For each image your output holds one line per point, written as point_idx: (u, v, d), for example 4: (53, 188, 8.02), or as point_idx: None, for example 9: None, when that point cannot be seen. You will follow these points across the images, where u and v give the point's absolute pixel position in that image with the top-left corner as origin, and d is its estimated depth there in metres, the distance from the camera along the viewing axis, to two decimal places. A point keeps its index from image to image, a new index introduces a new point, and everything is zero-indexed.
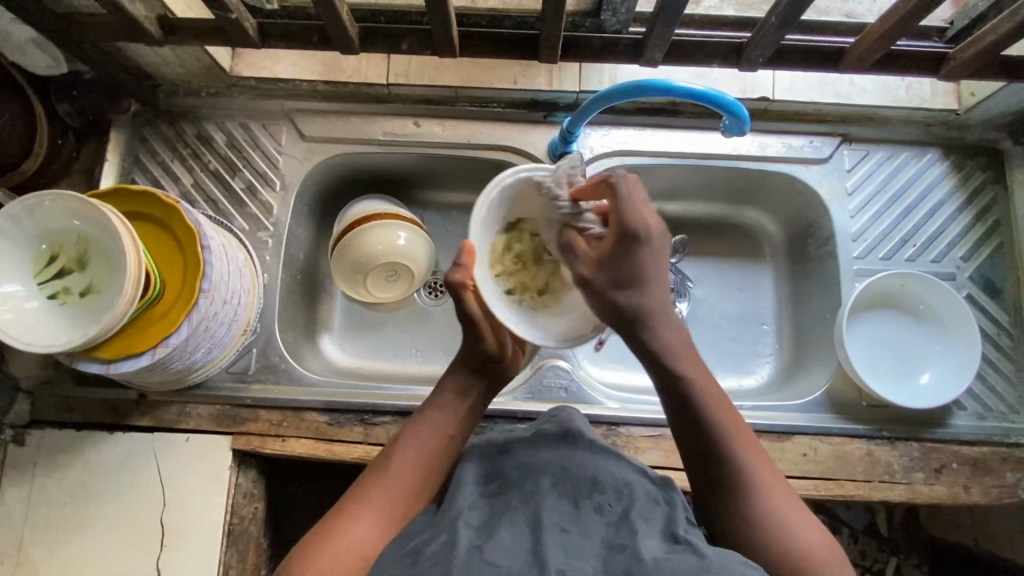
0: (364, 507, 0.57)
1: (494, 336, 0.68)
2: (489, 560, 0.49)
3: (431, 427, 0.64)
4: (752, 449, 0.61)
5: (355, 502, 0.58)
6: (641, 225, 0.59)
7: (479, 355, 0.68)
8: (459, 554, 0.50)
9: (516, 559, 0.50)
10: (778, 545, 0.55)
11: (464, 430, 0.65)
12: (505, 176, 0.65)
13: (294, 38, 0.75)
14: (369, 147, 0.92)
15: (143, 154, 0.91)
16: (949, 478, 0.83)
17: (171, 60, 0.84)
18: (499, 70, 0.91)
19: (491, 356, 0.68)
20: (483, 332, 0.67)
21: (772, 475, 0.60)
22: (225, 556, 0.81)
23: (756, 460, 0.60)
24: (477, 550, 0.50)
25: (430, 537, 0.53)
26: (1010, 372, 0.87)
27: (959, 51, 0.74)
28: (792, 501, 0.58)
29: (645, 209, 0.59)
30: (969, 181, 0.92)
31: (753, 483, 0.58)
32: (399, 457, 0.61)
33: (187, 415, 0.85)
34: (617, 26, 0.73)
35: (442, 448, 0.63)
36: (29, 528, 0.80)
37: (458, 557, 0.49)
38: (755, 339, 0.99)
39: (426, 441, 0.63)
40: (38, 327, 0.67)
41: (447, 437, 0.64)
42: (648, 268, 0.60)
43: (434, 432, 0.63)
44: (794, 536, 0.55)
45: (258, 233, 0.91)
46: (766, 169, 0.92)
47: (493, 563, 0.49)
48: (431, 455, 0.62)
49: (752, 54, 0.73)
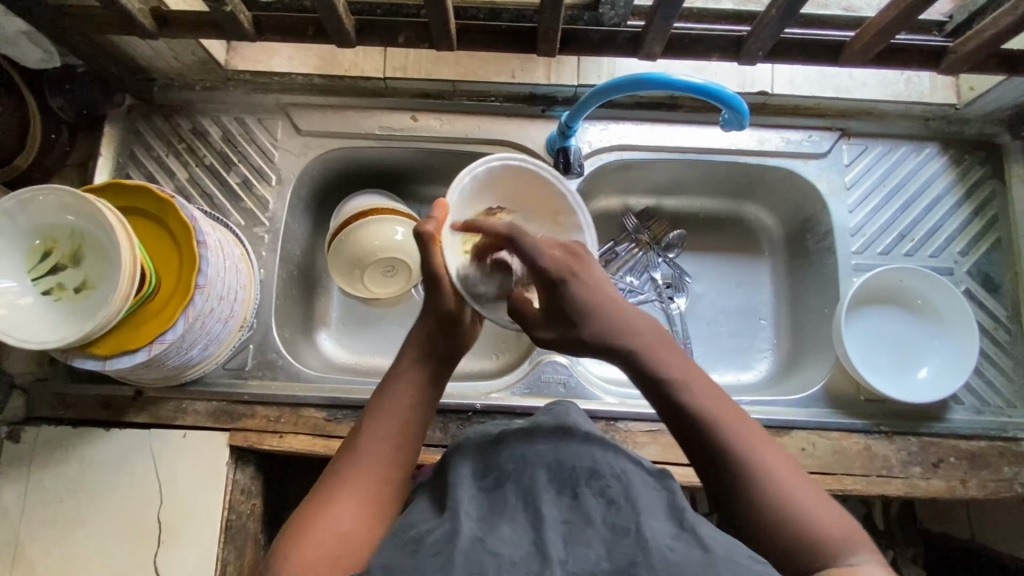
0: (342, 493, 0.55)
1: (451, 294, 0.64)
2: (491, 548, 0.49)
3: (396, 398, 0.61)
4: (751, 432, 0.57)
5: (330, 490, 0.56)
6: (553, 261, 0.60)
7: (437, 317, 0.64)
8: (461, 542, 0.49)
9: (518, 548, 0.50)
10: (795, 529, 0.53)
11: (429, 398, 0.63)
12: (478, 164, 0.66)
13: (290, 31, 0.75)
14: (366, 142, 0.92)
15: (138, 148, 0.90)
16: (947, 472, 0.83)
17: (165, 53, 0.83)
18: (497, 64, 0.90)
19: (453, 315, 0.64)
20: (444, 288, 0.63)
21: (780, 457, 0.57)
22: (223, 553, 0.80)
23: (756, 442, 0.57)
24: (479, 541, 0.50)
25: (433, 527, 0.53)
26: (1007, 367, 0.88)
27: (959, 45, 0.74)
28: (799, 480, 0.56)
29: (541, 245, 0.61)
30: (968, 176, 0.92)
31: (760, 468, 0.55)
32: (367, 436, 0.59)
33: (184, 412, 0.84)
34: (616, 19, 0.73)
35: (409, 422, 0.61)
36: (25, 524, 0.80)
37: (461, 545, 0.49)
38: (753, 333, 0.99)
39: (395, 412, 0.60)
40: (32, 323, 0.66)
41: (411, 408, 0.61)
42: (582, 297, 0.60)
43: (402, 402, 0.61)
44: (810, 519, 0.53)
45: (254, 229, 0.90)
46: (764, 164, 0.92)
47: (495, 552, 0.49)
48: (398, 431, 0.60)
49: (752, 47, 0.73)
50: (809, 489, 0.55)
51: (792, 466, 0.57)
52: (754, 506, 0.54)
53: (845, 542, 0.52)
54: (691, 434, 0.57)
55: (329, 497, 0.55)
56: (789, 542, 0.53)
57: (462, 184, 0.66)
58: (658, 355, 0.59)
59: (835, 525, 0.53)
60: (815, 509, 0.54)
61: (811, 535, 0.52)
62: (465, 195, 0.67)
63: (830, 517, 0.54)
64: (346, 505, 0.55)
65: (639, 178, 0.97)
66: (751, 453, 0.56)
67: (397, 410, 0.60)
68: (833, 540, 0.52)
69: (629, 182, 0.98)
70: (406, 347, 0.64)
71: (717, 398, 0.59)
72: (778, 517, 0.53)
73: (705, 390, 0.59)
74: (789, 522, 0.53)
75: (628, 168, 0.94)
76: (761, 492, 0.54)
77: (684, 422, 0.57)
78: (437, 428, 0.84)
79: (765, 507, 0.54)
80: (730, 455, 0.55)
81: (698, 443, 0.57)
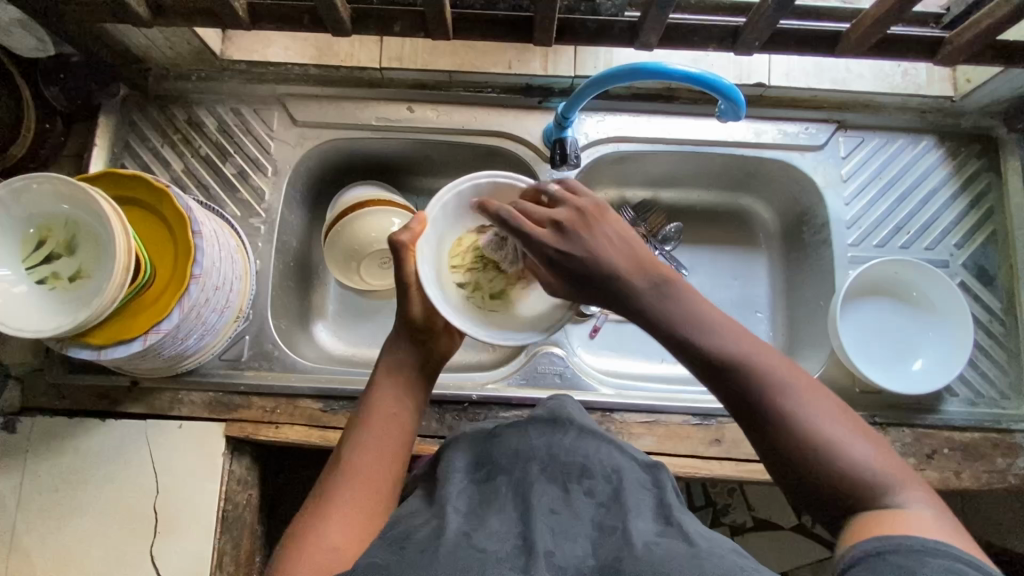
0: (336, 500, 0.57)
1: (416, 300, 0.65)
2: (476, 545, 0.49)
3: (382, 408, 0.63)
4: (787, 374, 0.54)
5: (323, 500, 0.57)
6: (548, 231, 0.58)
7: (406, 326, 0.66)
8: (448, 539, 0.50)
9: (505, 544, 0.50)
10: (843, 472, 0.50)
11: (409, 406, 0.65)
12: (462, 182, 0.66)
13: (285, 20, 0.74)
14: (362, 132, 0.91)
15: (133, 139, 0.90)
16: (941, 463, 0.83)
17: (160, 42, 0.83)
18: (494, 55, 0.90)
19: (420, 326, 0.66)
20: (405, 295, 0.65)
21: (821, 395, 0.53)
22: (219, 542, 0.80)
23: (793, 384, 0.53)
24: (465, 536, 0.50)
25: (419, 526, 0.53)
26: (1001, 359, 0.88)
27: (955, 36, 0.74)
28: (844, 416, 0.53)
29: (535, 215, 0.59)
30: (964, 169, 0.92)
31: (800, 411, 0.52)
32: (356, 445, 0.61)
33: (181, 403, 0.85)
34: (613, 9, 0.74)
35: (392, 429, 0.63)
36: (21, 514, 0.80)
37: (446, 542, 0.49)
38: (749, 326, 0.99)
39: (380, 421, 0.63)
40: (27, 311, 0.66)
41: (391, 415, 0.63)
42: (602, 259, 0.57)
43: (385, 410, 0.63)
44: (858, 460, 0.50)
45: (250, 220, 0.90)
46: (761, 156, 0.92)
47: (480, 548, 0.49)
48: (381, 439, 0.61)
49: (749, 37, 0.72)
50: (853, 427, 0.52)
51: (834, 403, 0.53)
52: (798, 450, 0.52)
53: (896, 483, 0.50)
54: (724, 384, 0.55)
55: (322, 506, 0.56)
56: (838, 485, 0.50)
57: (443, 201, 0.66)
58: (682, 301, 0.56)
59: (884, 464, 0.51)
60: (863, 448, 0.51)
61: (860, 478, 0.50)
62: (449, 210, 0.67)
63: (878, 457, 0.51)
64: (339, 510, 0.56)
65: (636, 169, 0.97)
66: (788, 397, 0.53)
67: (379, 420, 0.63)
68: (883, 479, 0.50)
69: (625, 174, 0.98)
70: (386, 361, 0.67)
71: (745, 340, 0.55)
72: (821, 462, 0.51)
73: (734, 332, 0.55)
74: (837, 467, 0.50)
75: (624, 160, 0.94)
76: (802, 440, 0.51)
77: (715, 371, 0.55)
78: (433, 418, 0.84)
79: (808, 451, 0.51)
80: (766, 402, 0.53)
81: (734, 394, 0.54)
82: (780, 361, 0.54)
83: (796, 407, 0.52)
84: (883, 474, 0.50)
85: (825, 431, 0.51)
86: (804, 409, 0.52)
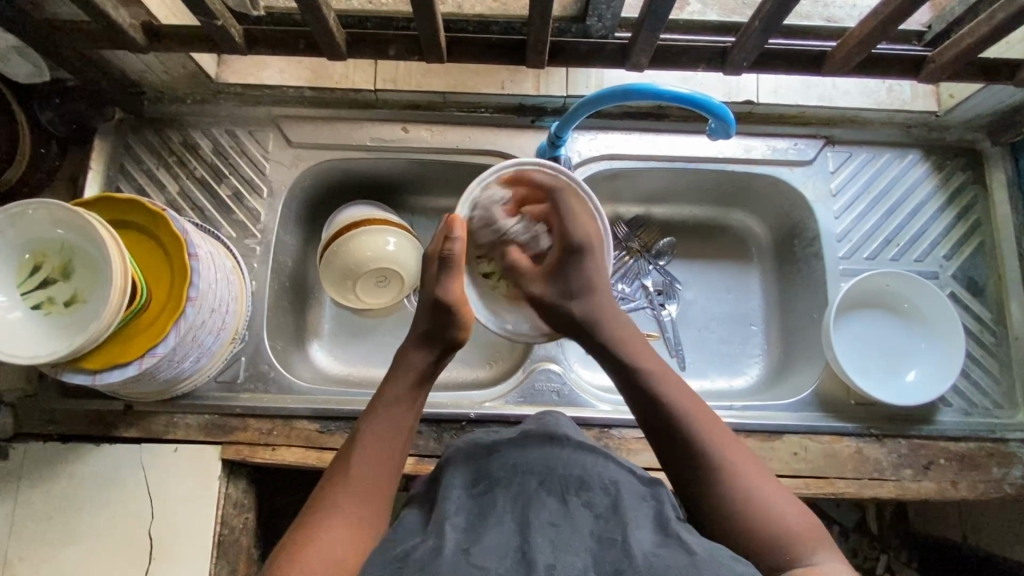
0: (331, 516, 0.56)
1: (467, 326, 0.68)
2: (476, 561, 0.49)
3: (392, 418, 0.63)
4: (711, 424, 0.61)
5: (325, 511, 0.56)
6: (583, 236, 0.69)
7: (444, 341, 0.67)
8: (445, 556, 0.49)
9: (504, 558, 0.50)
10: (755, 524, 0.55)
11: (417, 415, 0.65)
12: (506, 164, 0.71)
13: (281, 45, 0.75)
14: (357, 153, 0.92)
15: (128, 162, 0.90)
16: (937, 473, 0.84)
17: (156, 67, 0.84)
18: (486, 75, 0.91)
19: (459, 344, 0.68)
20: (461, 318, 0.67)
21: (740, 449, 0.60)
22: (216, 567, 0.80)
23: (717, 435, 0.60)
24: (464, 553, 0.50)
25: (417, 543, 0.53)
26: (994, 369, 0.89)
27: (938, 54, 0.75)
28: (761, 474, 0.59)
29: (586, 216, 0.70)
30: (950, 182, 0.94)
31: (721, 462, 0.58)
32: (359, 457, 0.60)
33: (176, 425, 0.84)
34: (604, 31, 0.74)
35: (402, 439, 0.63)
36: (14, 543, 0.79)
37: (445, 558, 0.49)
38: (744, 339, 1.00)
39: (386, 438, 0.62)
40: (22, 337, 0.66)
41: (407, 426, 0.63)
42: (592, 273, 0.70)
43: (396, 420, 0.63)
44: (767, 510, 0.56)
45: (245, 241, 0.90)
46: (751, 171, 0.93)
47: (482, 565, 0.48)
48: (391, 448, 0.62)
49: (737, 57, 0.74)
50: (770, 481, 0.58)
51: (751, 458, 0.60)
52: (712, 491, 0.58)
53: (807, 539, 0.54)
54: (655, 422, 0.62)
55: (324, 516, 0.56)
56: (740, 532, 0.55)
57: (484, 180, 0.72)
58: (631, 348, 0.66)
59: (792, 518, 0.55)
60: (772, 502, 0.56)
61: (771, 529, 0.55)
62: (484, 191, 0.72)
63: (790, 513, 0.56)
64: (342, 522, 0.56)
65: (629, 186, 0.98)
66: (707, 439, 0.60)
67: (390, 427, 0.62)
68: (792, 531, 0.54)
69: (619, 190, 0.99)
70: (402, 368, 0.66)
71: (683, 391, 0.63)
72: (733, 508, 0.56)
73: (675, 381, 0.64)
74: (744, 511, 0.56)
75: (617, 176, 0.95)
76: (722, 487, 0.57)
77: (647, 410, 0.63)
78: (431, 437, 0.84)
79: (727, 501, 0.57)
80: (686, 443, 0.60)
81: (659, 435, 0.61)
82: (709, 415, 0.62)
83: (718, 455, 0.59)
84: (795, 526, 0.55)
85: (745, 492, 0.57)
86: (725, 458, 0.59)
